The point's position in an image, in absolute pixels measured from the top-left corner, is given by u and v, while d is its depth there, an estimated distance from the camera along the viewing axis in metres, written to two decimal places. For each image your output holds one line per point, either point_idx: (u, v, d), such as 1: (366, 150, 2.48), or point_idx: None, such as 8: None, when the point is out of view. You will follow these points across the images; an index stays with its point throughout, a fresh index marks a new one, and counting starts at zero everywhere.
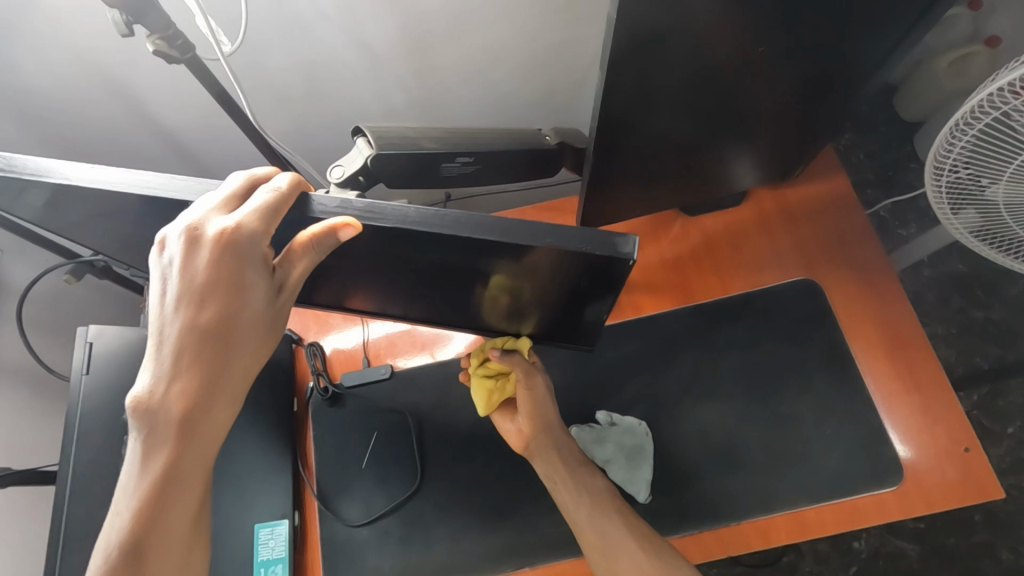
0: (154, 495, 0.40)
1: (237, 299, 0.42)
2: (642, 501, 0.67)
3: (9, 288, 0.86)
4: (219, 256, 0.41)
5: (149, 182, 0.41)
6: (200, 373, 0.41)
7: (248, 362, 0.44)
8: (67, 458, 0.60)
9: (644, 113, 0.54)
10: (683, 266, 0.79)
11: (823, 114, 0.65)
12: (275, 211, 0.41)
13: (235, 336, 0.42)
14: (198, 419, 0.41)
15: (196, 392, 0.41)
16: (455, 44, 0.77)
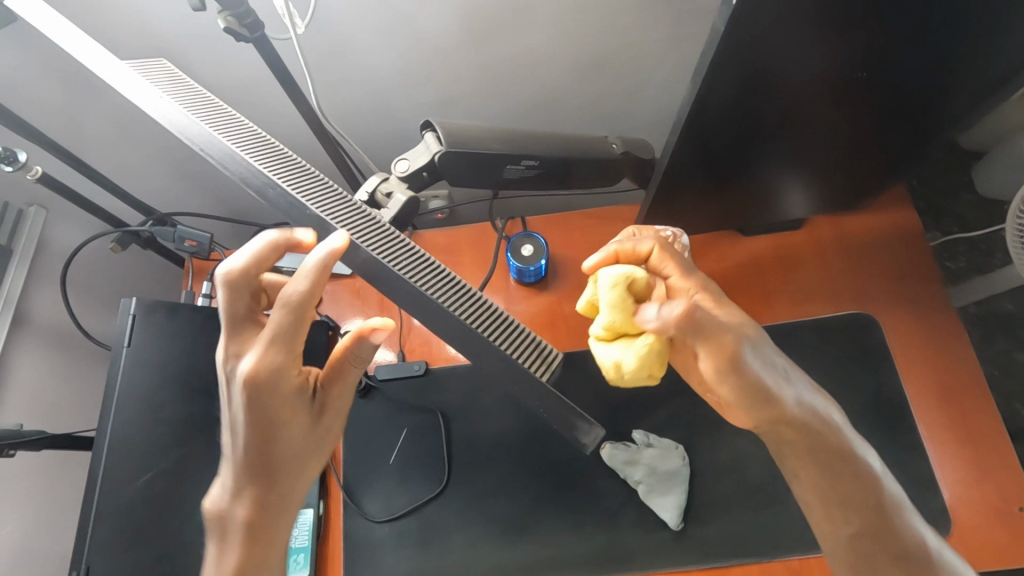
0: None
1: (283, 427, 0.45)
2: (674, 528, 0.64)
3: (53, 249, 0.90)
4: (246, 391, 0.43)
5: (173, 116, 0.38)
6: (254, 496, 0.46)
7: (302, 475, 0.48)
8: (99, 431, 0.57)
9: (724, 132, 0.52)
10: (729, 288, 0.77)
11: (913, 149, 0.61)
12: (284, 329, 0.42)
13: (283, 461, 0.46)
14: (262, 539, 0.46)
15: (256, 509, 0.46)
16: (515, 39, 0.75)
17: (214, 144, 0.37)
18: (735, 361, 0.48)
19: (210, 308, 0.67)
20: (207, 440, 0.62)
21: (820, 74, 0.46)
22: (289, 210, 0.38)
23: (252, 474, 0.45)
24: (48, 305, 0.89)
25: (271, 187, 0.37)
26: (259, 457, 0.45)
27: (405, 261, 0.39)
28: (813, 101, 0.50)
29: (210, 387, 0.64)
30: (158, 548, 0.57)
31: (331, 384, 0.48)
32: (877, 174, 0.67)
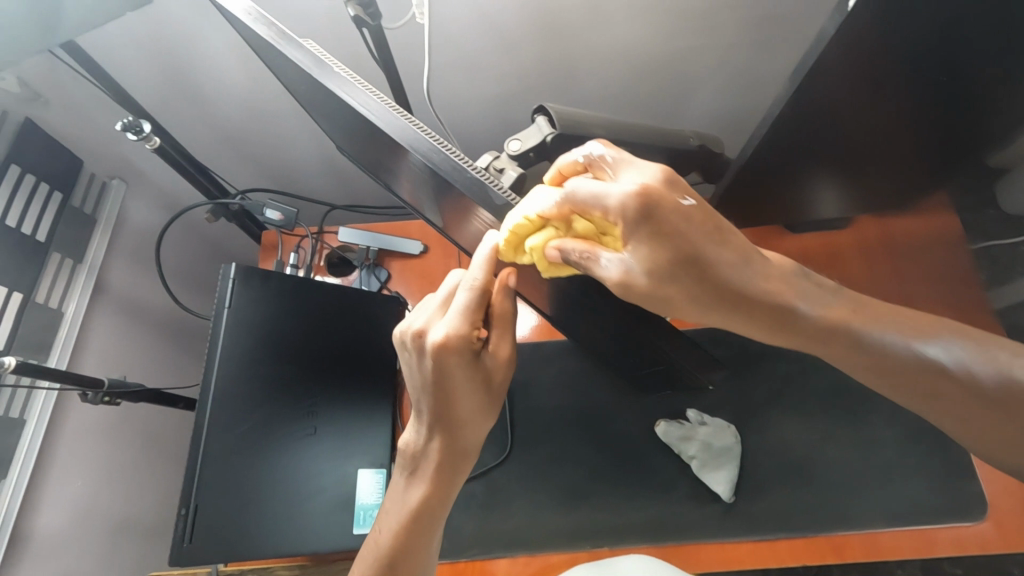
0: (415, 522, 0.52)
1: (462, 382, 0.49)
2: (726, 500, 0.68)
3: (129, 223, 0.96)
4: (440, 361, 0.47)
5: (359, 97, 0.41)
6: (448, 435, 0.51)
7: (483, 419, 0.53)
8: (205, 385, 0.62)
9: (796, 144, 0.58)
10: None
11: (963, 149, 0.66)
12: (474, 308, 0.48)
13: (468, 410, 0.51)
14: (444, 478, 0.52)
15: (448, 442, 0.52)
16: (584, 35, 0.82)
17: (389, 119, 0.41)
18: (660, 236, 0.38)
19: (296, 277, 0.71)
20: (294, 400, 0.67)
21: (872, 83, 0.50)
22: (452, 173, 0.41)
23: (442, 419, 0.51)
24: (122, 275, 0.94)
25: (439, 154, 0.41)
26: (445, 411, 0.50)
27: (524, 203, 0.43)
28: (864, 107, 0.53)
29: (299, 350, 0.69)
30: (252, 495, 0.61)
31: (494, 344, 0.52)
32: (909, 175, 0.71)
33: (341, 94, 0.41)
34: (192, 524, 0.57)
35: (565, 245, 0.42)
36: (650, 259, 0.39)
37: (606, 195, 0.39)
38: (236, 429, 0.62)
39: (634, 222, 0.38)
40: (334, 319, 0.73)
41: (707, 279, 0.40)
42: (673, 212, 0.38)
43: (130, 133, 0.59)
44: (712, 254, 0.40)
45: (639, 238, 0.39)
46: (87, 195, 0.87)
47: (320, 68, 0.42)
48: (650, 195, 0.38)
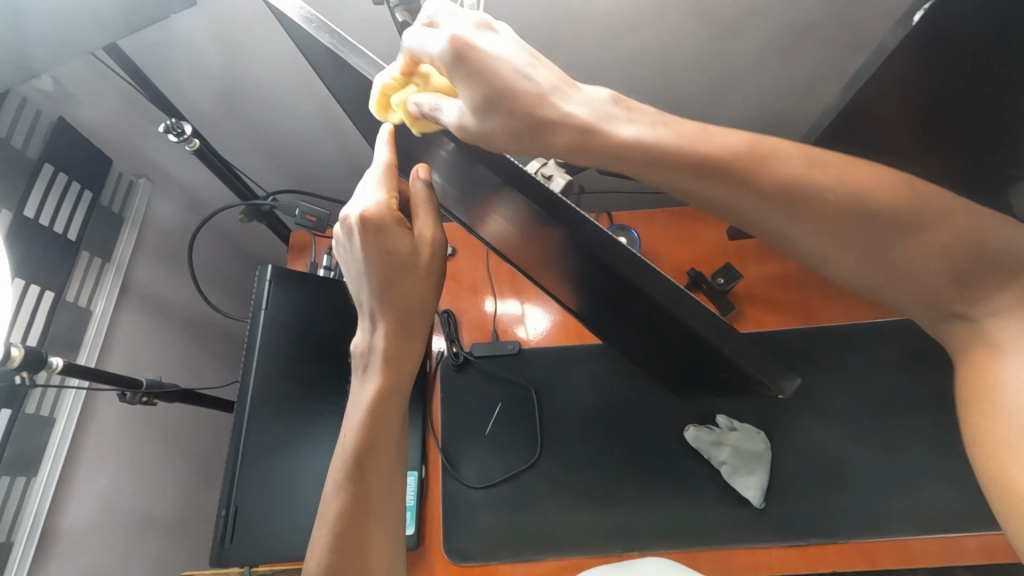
0: (373, 416, 0.53)
1: (395, 259, 0.51)
2: (756, 505, 0.68)
3: (154, 220, 0.96)
4: (366, 236, 0.49)
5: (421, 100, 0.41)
6: (391, 315, 0.53)
7: (422, 299, 0.54)
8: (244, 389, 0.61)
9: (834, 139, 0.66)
10: (805, 285, 0.81)
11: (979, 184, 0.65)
12: (387, 181, 0.50)
13: (405, 288, 0.52)
14: (392, 365, 0.54)
15: (392, 325, 0.54)
16: (614, 41, 0.84)
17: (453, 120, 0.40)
18: (471, 73, 0.38)
19: (327, 280, 0.73)
20: (329, 401, 0.67)
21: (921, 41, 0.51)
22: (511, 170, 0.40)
23: (381, 300, 0.52)
24: (147, 273, 0.94)
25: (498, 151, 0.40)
26: (383, 291, 0.52)
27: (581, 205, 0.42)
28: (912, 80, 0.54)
29: (334, 353, 0.69)
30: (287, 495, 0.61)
31: (421, 226, 0.52)
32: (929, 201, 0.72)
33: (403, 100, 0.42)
34: (232, 524, 0.57)
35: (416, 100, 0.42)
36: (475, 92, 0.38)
37: (427, 45, 0.40)
38: (275, 429, 0.61)
39: (451, 67, 0.39)
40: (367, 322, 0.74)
41: (529, 112, 0.39)
42: (488, 57, 0.39)
43: (172, 134, 0.60)
44: (546, 98, 0.40)
45: (453, 70, 0.39)
46: (115, 193, 0.87)
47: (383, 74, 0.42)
48: (462, 42, 0.38)
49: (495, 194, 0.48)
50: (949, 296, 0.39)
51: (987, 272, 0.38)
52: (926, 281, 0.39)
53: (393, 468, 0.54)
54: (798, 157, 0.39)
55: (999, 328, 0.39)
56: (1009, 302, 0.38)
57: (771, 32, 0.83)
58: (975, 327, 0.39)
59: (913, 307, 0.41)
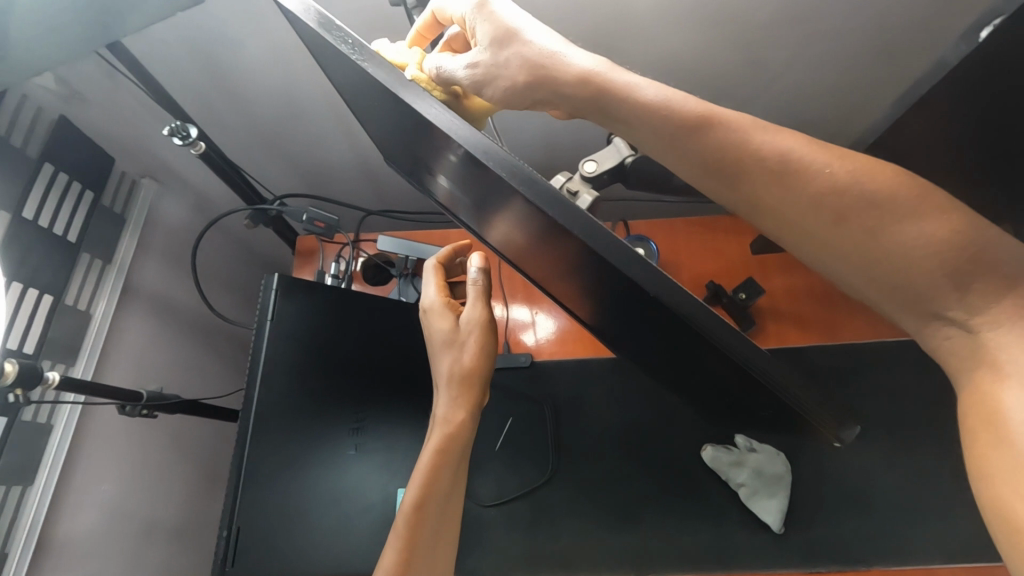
0: (436, 459, 0.57)
1: (452, 341, 0.61)
2: (776, 530, 0.66)
3: (158, 220, 0.93)
4: (434, 321, 0.62)
5: (439, 113, 0.38)
6: (455, 382, 0.60)
7: (482, 371, 0.61)
8: (248, 401, 0.59)
9: None
10: (832, 300, 0.78)
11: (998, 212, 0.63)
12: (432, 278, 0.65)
13: (466, 362, 0.61)
14: (456, 425, 0.59)
15: (455, 392, 0.60)
16: (639, 44, 0.82)
17: (471, 134, 0.37)
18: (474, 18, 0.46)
19: (337, 289, 0.70)
20: (339, 416, 0.65)
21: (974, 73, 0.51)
22: (520, 176, 0.37)
23: (447, 371, 0.61)
24: (150, 276, 0.91)
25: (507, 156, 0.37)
26: (448, 361, 0.61)
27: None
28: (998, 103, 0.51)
29: (344, 364, 0.67)
30: (293, 513, 0.59)
31: (472, 309, 0.61)
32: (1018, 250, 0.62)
33: (402, 96, 0.38)
34: (233, 547, 0.54)
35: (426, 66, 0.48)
36: (495, 33, 0.45)
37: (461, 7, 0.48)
38: (284, 443, 0.60)
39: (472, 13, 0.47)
40: (375, 332, 0.72)
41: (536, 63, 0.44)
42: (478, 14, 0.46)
43: (177, 137, 0.57)
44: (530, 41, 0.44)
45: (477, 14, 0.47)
46: (118, 194, 0.85)
47: (397, 84, 0.39)
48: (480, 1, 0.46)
49: (509, 200, 0.44)
50: (943, 296, 0.37)
51: (983, 270, 0.36)
52: (922, 282, 0.37)
53: (449, 509, 0.56)
54: (820, 156, 0.39)
55: (998, 345, 0.36)
56: (1006, 312, 0.35)
57: (800, 38, 0.80)
58: (972, 338, 0.37)
59: (901, 315, 0.40)
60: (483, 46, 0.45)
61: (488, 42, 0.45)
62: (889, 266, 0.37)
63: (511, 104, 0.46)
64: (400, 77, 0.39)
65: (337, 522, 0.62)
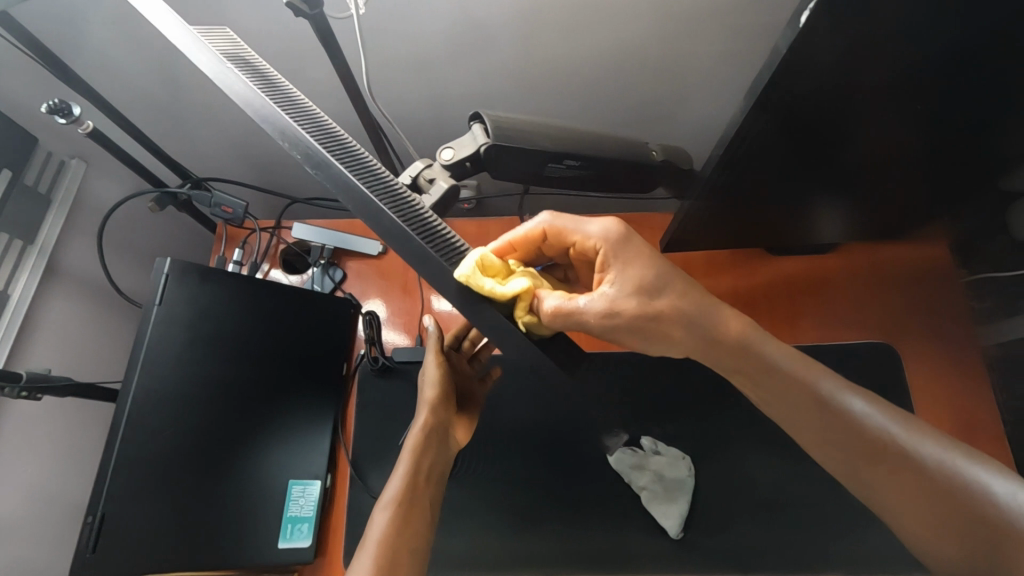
0: (414, 478, 0.57)
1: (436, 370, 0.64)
2: (673, 536, 0.64)
3: (87, 201, 0.91)
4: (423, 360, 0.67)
5: (257, 106, 0.39)
6: (435, 405, 0.62)
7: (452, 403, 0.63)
8: (129, 379, 0.58)
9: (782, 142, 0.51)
10: (757, 302, 0.76)
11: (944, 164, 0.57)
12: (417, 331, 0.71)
13: (443, 394, 0.63)
14: (428, 444, 0.60)
15: (438, 420, 0.61)
16: (569, 35, 0.76)
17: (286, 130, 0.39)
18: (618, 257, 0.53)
19: (241, 275, 0.68)
20: (229, 405, 0.63)
21: (740, 160, 0.53)
22: (315, 162, 0.39)
23: (434, 396, 0.62)
24: (78, 258, 0.89)
25: (306, 142, 0.39)
26: (431, 388, 0.63)
27: (398, 200, 0.41)
28: (790, 163, 0.54)
29: (240, 351, 0.66)
30: (171, 501, 0.58)
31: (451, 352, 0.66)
32: (900, 203, 0.66)
33: (212, 78, 0.39)
34: (97, 533, 0.54)
35: (545, 299, 0.43)
36: (632, 282, 0.52)
37: (586, 228, 0.55)
38: (167, 432, 0.59)
39: (615, 243, 0.54)
40: (279, 319, 0.70)
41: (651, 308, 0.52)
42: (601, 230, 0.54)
43: (59, 116, 0.56)
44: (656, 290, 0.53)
45: (619, 243, 0.54)
46: (43, 174, 0.84)
47: (216, 74, 0.40)
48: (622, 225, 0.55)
49: None
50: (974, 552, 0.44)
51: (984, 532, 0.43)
52: (958, 531, 0.44)
53: (417, 525, 0.55)
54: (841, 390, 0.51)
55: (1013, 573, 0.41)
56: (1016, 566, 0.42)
57: (740, 28, 0.75)
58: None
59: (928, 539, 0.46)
60: (616, 291, 0.52)
61: (626, 289, 0.52)
62: (918, 500, 0.46)
63: (626, 327, 0.52)
64: (220, 67, 0.40)
65: (219, 513, 0.60)
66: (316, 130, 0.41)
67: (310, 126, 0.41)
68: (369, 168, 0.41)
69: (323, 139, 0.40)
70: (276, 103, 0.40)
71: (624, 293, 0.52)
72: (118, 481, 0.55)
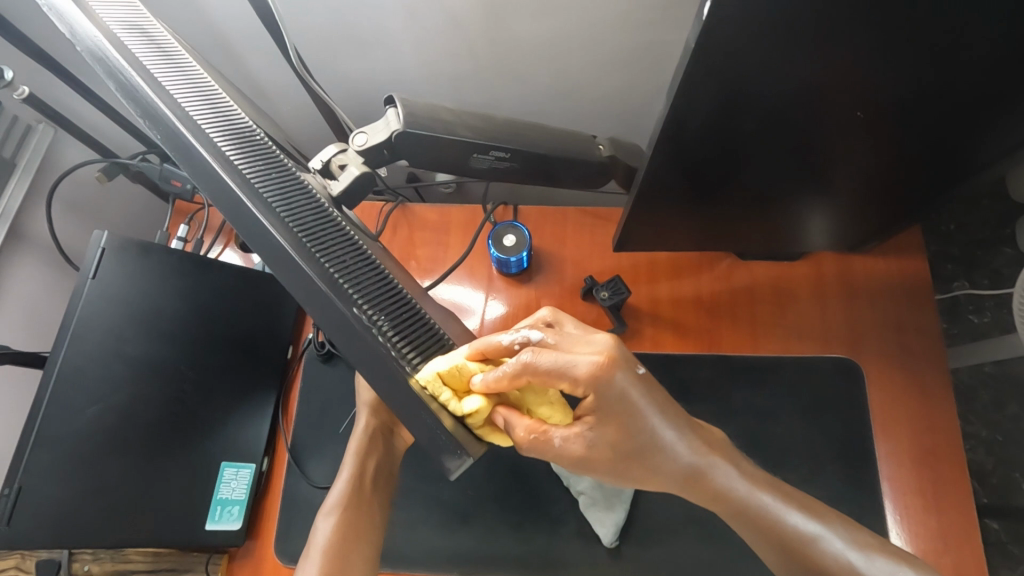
0: (353, 484, 0.56)
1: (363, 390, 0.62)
2: (607, 544, 0.62)
3: (51, 165, 0.89)
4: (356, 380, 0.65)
5: (127, 87, 0.40)
6: (371, 416, 0.60)
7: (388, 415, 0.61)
8: (56, 354, 0.57)
9: (720, 124, 0.48)
10: (718, 312, 0.74)
11: (920, 149, 0.51)
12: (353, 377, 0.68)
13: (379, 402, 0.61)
14: (369, 452, 0.58)
15: (378, 427, 0.60)
16: (535, 18, 0.73)
17: (156, 115, 0.39)
18: (602, 383, 0.45)
19: (184, 252, 0.67)
20: (163, 385, 0.62)
21: (679, 158, 0.52)
22: (171, 140, 0.39)
23: (372, 407, 0.60)
24: (41, 223, 0.87)
25: (166, 119, 0.39)
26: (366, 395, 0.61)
27: (272, 185, 0.41)
28: (731, 155, 0.52)
29: (179, 330, 0.64)
30: (96, 478, 0.57)
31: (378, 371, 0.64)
32: (877, 201, 0.61)
33: (79, 48, 0.40)
34: (11, 508, 0.52)
35: (516, 423, 0.45)
36: (610, 430, 0.49)
37: (576, 364, 0.44)
38: (91, 408, 0.58)
39: (597, 389, 0.46)
40: (222, 299, 0.68)
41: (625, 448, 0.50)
42: (591, 349, 0.47)
43: None
44: (646, 426, 0.49)
45: (603, 371, 0.45)
46: (6, 138, 0.81)
47: (89, 50, 0.40)
48: (612, 365, 0.46)
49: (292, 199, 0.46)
50: None
51: None
52: None
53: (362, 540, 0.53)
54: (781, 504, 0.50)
55: None
56: None
57: None
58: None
59: None
60: (592, 436, 0.48)
61: (600, 434, 0.49)
62: None
63: (571, 465, 0.50)
64: (96, 43, 0.40)
65: (147, 494, 0.60)
66: (188, 109, 0.41)
67: (184, 104, 0.41)
68: (244, 156, 0.41)
69: (192, 117, 0.40)
70: (150, 83, 0.40)
71: (595, 442, 0.49)
72: (39, 456, 0.55)
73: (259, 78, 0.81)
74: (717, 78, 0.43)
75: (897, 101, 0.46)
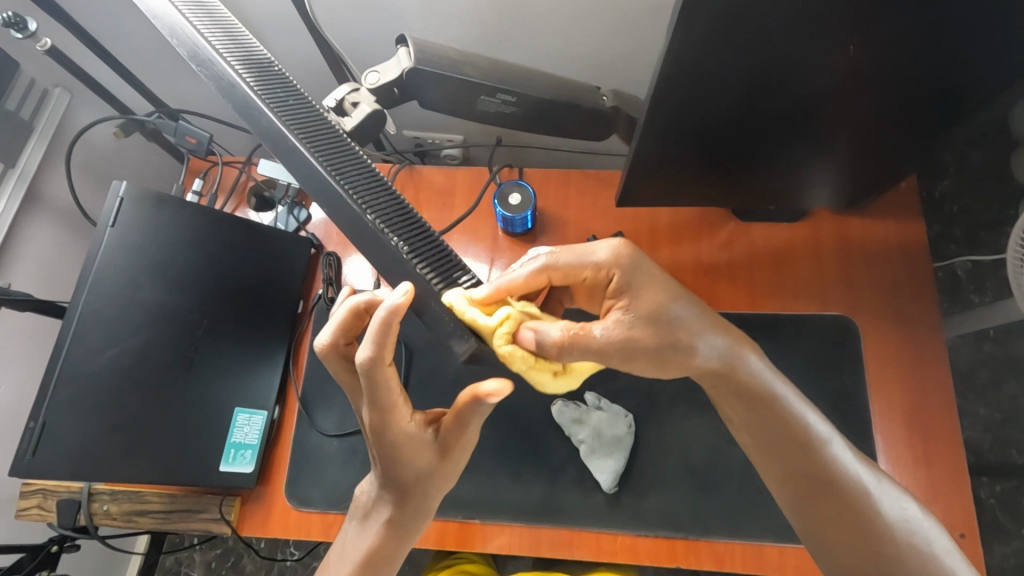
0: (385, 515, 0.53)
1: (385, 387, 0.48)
2: (607, 490, 0.64)
3: (65, 127, 0.90)
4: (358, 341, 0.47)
5: (174, 33, 0.46)
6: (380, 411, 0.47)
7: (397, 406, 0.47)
8: (77, 297, 0.59)
9: (720, 72, 0.49)
10: (717, 273, 0.75)
11: (916, 101, 0.53)
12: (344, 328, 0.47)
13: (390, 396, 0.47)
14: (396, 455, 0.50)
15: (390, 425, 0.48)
16: None
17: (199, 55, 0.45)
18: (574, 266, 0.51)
19: (199, 206, 0.69)
20: (179, 331, 0.65)
21: (680, 110, 0.53)
22: (217, 80, 0.45)
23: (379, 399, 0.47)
24: (55, 184, 0.89)
25: (209, 59, 0.45)
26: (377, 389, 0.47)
27: (297, 117, 0.45)
28: (730, 109, 0.53)
29: (194, 280, 0.67)
30: (116, 417, 0.59)
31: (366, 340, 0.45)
32: (875, 159, 0.62)
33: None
34: (37, 438, 0.55)
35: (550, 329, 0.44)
36: (648, 308, 0.48)
37: (595, 252, 0.50)
38: (111, 350, 0.60)
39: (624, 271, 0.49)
40: (235, 253, 0.70)
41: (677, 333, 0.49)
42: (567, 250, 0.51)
43: (13, 29, 0.57)
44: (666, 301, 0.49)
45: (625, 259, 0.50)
46: (24, 99, 0.83)
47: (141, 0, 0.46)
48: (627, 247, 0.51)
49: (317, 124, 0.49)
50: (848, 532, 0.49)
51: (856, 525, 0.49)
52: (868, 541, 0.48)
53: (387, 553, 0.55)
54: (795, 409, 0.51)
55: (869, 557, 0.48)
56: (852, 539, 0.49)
57: None
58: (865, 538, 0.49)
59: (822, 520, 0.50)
60: (632, 319, 0.48)
61: (640, 315, 0.48)
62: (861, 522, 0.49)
63: (642, 364, 0.49)
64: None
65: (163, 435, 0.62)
66: (224, 50, 0.46)
67: (219, 45, 0.46)
68: (273, 93, 0.45)
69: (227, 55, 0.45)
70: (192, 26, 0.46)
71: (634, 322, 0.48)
72: (62, 392, 0.57)
73: (270, 44, 0.83)
74: (708, 23, 0.45)
75: (886, 54, 0.48)
